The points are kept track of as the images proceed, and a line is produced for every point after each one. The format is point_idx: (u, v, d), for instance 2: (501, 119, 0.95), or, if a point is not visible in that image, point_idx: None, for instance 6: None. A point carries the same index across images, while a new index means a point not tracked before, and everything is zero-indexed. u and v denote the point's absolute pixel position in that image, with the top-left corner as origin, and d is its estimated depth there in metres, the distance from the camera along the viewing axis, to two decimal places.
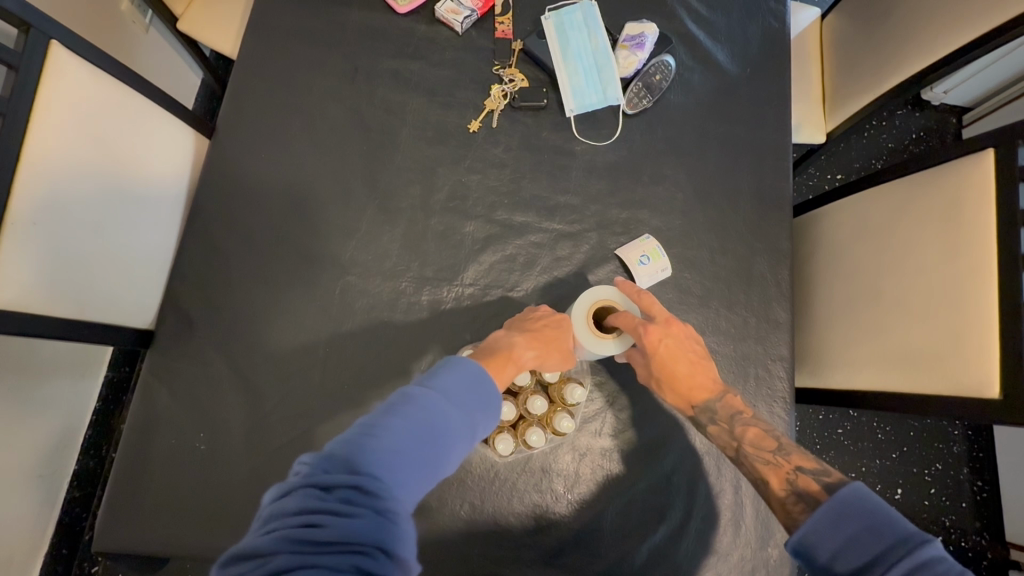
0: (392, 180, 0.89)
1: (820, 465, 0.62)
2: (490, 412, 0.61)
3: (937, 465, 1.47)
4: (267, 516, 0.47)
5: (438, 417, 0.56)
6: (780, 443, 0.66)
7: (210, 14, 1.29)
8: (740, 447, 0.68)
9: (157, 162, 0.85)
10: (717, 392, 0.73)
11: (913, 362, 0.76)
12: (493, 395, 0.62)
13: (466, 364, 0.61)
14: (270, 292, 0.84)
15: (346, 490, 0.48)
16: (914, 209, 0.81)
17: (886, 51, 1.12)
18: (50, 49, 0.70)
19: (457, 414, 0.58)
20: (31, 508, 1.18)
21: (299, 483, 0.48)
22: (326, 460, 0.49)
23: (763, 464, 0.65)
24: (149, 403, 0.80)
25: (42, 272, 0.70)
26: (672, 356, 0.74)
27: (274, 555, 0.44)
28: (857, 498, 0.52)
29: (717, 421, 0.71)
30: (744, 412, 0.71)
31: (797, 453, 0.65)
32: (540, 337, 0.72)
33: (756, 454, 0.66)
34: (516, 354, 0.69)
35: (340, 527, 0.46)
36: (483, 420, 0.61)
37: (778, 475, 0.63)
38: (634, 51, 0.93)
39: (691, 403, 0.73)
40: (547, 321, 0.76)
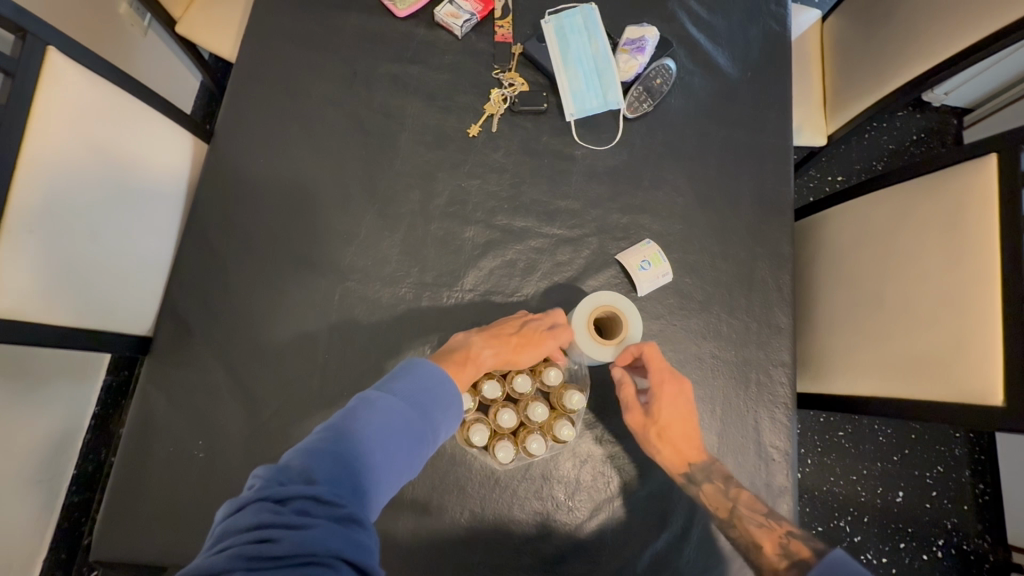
0: (392, 184, 0.89)
1: (801, 531, 0.66)
2: (446, 415, 0.63)
3: (939, 468, 1.47)
4: (221, 535, 0.47)
5: (390, 424, 0.58)
6: (772, 507, 0.70)
7: (209, 18, 1.28)
8: (733, 508, 0.70)
9: (155, 167, 0.85)
10: (709, 452, 0.75)
11: (915, 369, 0.76)
12: (448, 397, 0.63)
13: (419, 369, 0.64)
14: (269, 298, 0.84)
15: (301, 501, 0.48)
16: (916, 215, 0.81)
17: (886, 54, 1.12)
18: (47, 55, 0.69)
19: (413, 419, 0.60)
20: (30, 513, 1.18)
21: (252, 498, 0.48)
22: (280, 473, 0.50)
23: (757, 527, 0.67)
24: (147, 411, 0.79)
25: (39, 280, 0.69)
26: (683, 412, 0.76)
27: (228, 574, 0.44)
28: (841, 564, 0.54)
29: (712, 480, 0.73)
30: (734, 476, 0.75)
31: (786, 518, 0.68)
32: (496, 334, 0.76)
33: (750, 517, 0.69)
34: (474, 353, 0.73)
35: (293, 538, 0.46)
36: (440, 423, 0.62)
37: (771, 539, 0.65)
38: (635, 55, 0.92)
39: (685, 461, 0.75)
40: (506, 320, 0.79)
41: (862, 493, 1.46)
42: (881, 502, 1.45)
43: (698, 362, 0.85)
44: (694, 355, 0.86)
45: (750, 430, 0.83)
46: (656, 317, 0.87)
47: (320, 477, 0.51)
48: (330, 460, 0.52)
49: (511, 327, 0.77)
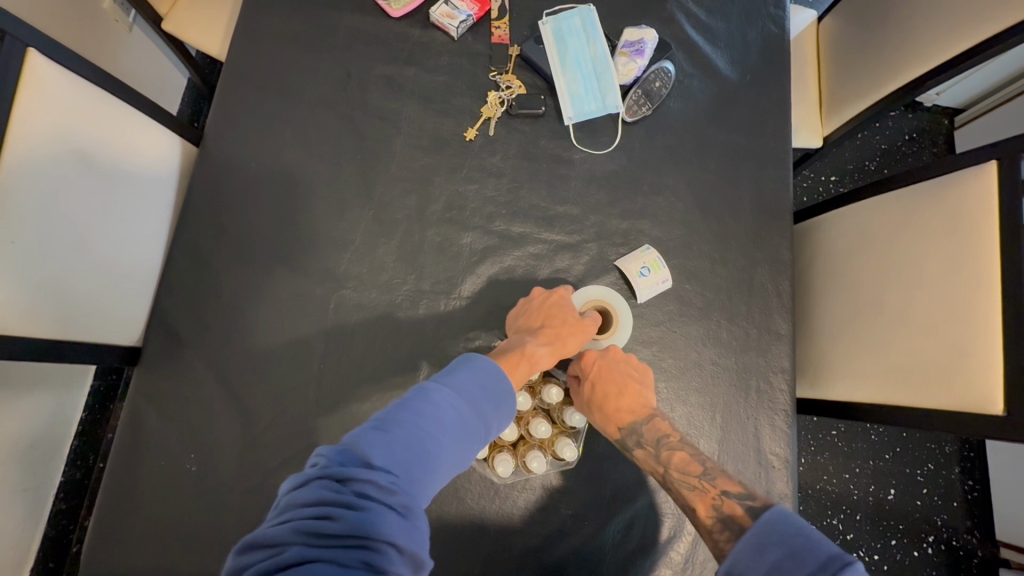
0: (388, 189, 0.87)
1: (745, 488, 0.59)
2: (503, 411, 0.59)
3: (929, 465, 1.49)
4: (283, 507, 0.46)
5: (449, 412, 0.54)
6: (705, 467, 0.63)
7: (196, 14, 1.25)
8: (666, 472, 0.65)
9: (142, 172, 0.82)
10: (645, 414, 0.71)
11: (916, 377, 0.76)
12: (508, 393, 0.60)
13: (481, 361, 0.60)
14: (262, 307, 0.82)
15: (360, 483, 0.46)
16: (918, 221, 0.80)
17: (883, 56, 1.11)
18: (27, 57, 0.66)
19: (471, 411, 0.56)
20: (15, 522, 1.15)
21: (314, 475, 0.46)
22: (340, 453, 0.47)
23: (689, 489, 0.61)
24: (137, 423, 0.77)
25: (22, 294, 0.67)
26: (606, 377, 0.73)
27: (288, 547, 0.43)
28: (780, 521, 0.50)
29: (643, 444, 0.68)
30: (670, 436, 0.68)
31: (722, 476, 0.61)
32: (546, 329, 0.73)
33: (682, 481, 0.63)
34: (528, 349, 0.69)
35: (352, 520, 0.43)
36: (498, 417, 0.59)
37: (703, 502, 0.59)
38: (634, 58, 0.91)
39: (618, 425, 0.71)
40: (537, 310, 0.77)
41: (854, 492, 1.47)
42: (873, 500, 1.47)
43: (698, 369, 0.85)
44: (694, 361, 0.85)
45: (751, 437, 0.83)
46: (656, 323, 0.86)
47: (380, 459, 0.48)
48: (390, 444, 0.49)
49: (547, 317, 0.76)
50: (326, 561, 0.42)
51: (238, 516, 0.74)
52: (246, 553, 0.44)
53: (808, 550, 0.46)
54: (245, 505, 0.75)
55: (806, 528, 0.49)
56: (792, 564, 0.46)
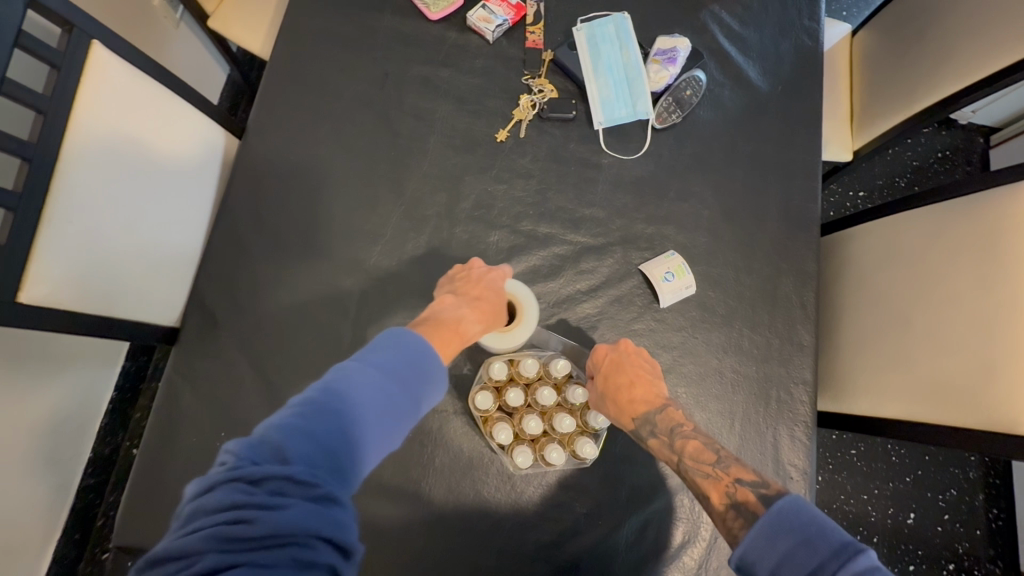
0: (419, 186, 0.90)
1: (759, 477, 0.59)
2: (430, 388, 0.61)
3: (952, 491, 1.47)
4: (189, 515, 0.45)
5: (370, 396, 0.55)
6: (719, 455, 0.63)
7: (240, 12, 1.30)
8: (680, 460, 0.64)
9: (189, 161, 0.86)
10: (659, 404, 0.72)
11: (942, 394, 0.75)
12: (433, 370, 0.62)
13: (401, 341, 0.61)
14: (294, 293, 0.85)
15: (277, 481, 0.46)
16: (949, 237, 0.80)
17: (918, 72, 1.11)
18: (92, 48, 0.71)
19: (395, 392, 0.57)
20: (46, 493, 1.21)
21: (223, 478, 0.46)
22: (254, 451, 0.47)
23: (702, 477, 0.61)
24: (172, 400, 0.80)
25: (79, 272, 0.71)
26: (617, 369, 0.74)
27: (202, 556, 0.42)
28: (793, 509, 0.50)
29: (657, 434, 0.69)
30: (683, 425, 0.69)
31: (736, 464, 0.61)
32: (477, 302, 0.74)
33: (695, 468, 0.62)
34: (464, 324, 0.70)
35: (270, 520, 0.44)
36: (423, 395, 0.61)
37: (717, 489, 0.59)
38: (666, 66, 0.92)
39: (631, 416, 0.71)
40: (472, 281, 0.77)
41: (872, 513, 1.46)
42: (892, 523, 1.45)
43: (719, 376, 0.85)
44: (715, 368, 0.85)
45: (770, 447, 0.82)
46: (678, 328, 0.86)
47: (298, 455, 0.48)
48: (309, 437, 0.50)
49: (478, 291, 0.76)
50: (244, 563, 0.42)
51: None
52: (153, 568, 0.43)
53: (821, 539, 0.47)
54: None
55: (819, 516, 0.49)
56: (806, 552, 0.46)
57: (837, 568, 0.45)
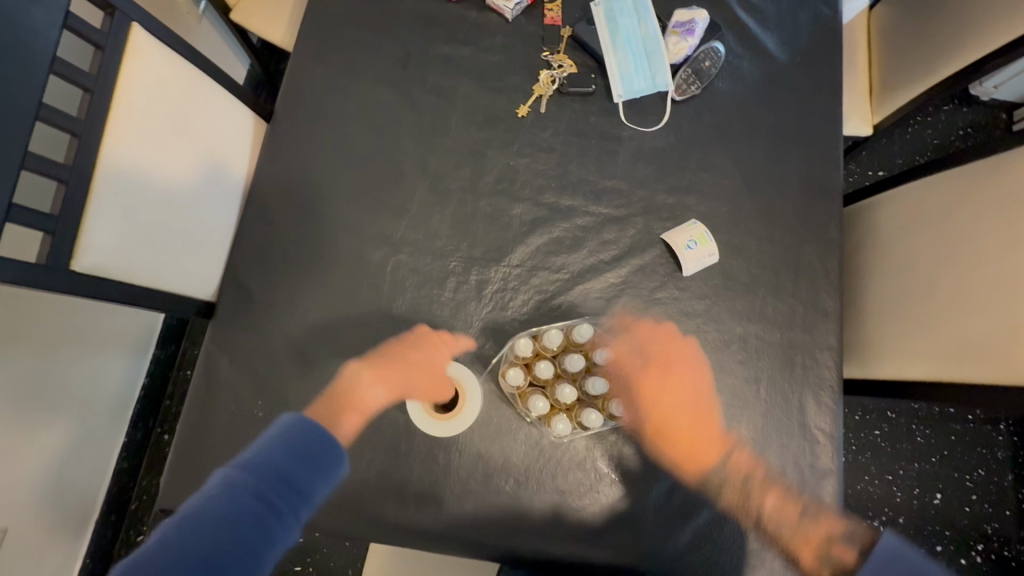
0: (443, 161, 0.91)
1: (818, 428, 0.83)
2: (331, 463, 0.68)
3: (980, 471, 1.46)
4: None
5: (267, 480, 0.63)
6: (805, 507, 0.79)
7: (261, 4, 1.33)
8: (760, 517, 0.79)
9: (220, 142, 0.88)
10: (726, 451, 0.81)
11: (970, 352, 0.74)
12: (329, 447, 0.68)
13: (293, 425, 0.68)
14: (323, 267, 0.87)
15: None
16: (976, 197, 0.79)
17: (940, 42, 1.10)
18: (131, 30, 0.73)
19: (287, 473, 0.64)
20: (82, 474, 1.26)
21: None
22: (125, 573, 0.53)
23: (791, 532, 0.78)
24: (210, 372, 0.83)
25: (123, 246, 0.74)
26: (674, 353, 0.84)
27: None
28: None
29: (729, 493, 0.79)
30: (751, 469, 0.80)
31: (823, 517, 0.78)
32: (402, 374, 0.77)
33: (782, 522, 0.78)
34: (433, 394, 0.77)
35: None
36: (325, 472, 0.67)
37: (809, 547, 0.77)
38: (685, 37, 0.93)
39: (697, 471, 0.80)
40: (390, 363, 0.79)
41: (898, 494, 1.46)
42: (917, 504, 1.45)
43: (743, 342, 0.86)
44: (739, 335, 0.86)
45: (795, 411, 0.83)
46: (701, 296, 0.87)
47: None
48: (186, 547, 0.56)
49: (403, 368, 0.78)
50: None
51: None
52: None
53: None
54: None
55: None
56: None
57: None
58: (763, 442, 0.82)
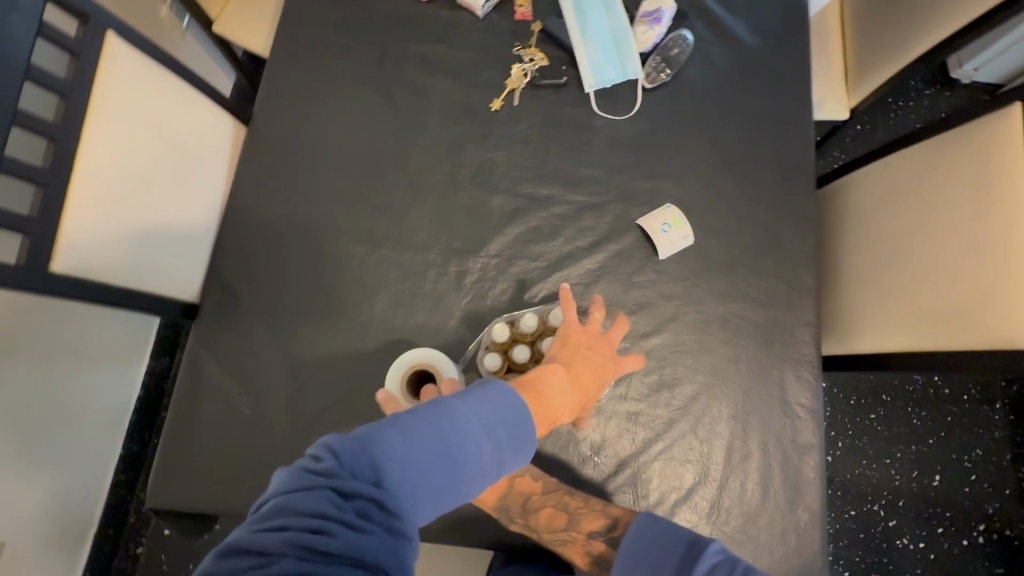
0: (419, 157, 0.93)
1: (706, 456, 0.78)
2: (520, 456, 0.58)
3: (978, 451, 1.46)
4: (276, 509, 0.45)
5: (506, 429, 0.56)
6: None
7: (243, 15, 1.36)
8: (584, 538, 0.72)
9: (199, 146, 0.90)
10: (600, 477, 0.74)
11: (943, 320, 0.75)
12: (527, 433, 0.58)
13: (507, 395, 0.58)
14: (305, 265, 0.88)
15: (363, 502, 0.46)
16: (942, 168, 0.80)
17: (909, 23, 1.12)
18: (107, 38, 0.75)
19: (490, 451, 0.55)
20: (79, 486, 1.26)
21: (323, 479, 0.46)
22: (353, 461, 0.48)
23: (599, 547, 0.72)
24: (195, 371, 0.84)
25: (103, 247, 0.75)
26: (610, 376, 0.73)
27: (279, 558, 0.42)
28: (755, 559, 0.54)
29: (514, 520, 0.75)
30: (534, 494, 0.75)
31: None
32: (576, 389, 0.66)
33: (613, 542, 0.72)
34: (557, 411, 0.63)
35: (348, 539, 0.43)
36: (512, 461, 0.57)
37: (590, 556, 0.72)
38: (652, 26, 0.95)
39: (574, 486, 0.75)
40: (584, 353, 0.70)
41: (896, 478, 1.46)
42: (916, 486, 1.45)
43: (722, 322, 0.86)
44: (718, 315, 0.86)
45: (776, 388, 0.83)
46: (678, 278, 0.88)
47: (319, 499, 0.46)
48: (408, 463, 0.50)
49: (581, 363, 0.69)
50: (289, 556, 0.42)
51: (286, 454, 0.81)
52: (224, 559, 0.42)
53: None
54: (292, 443, 0.81)
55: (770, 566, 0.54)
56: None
57: None
58: (745, 422, 0.82)
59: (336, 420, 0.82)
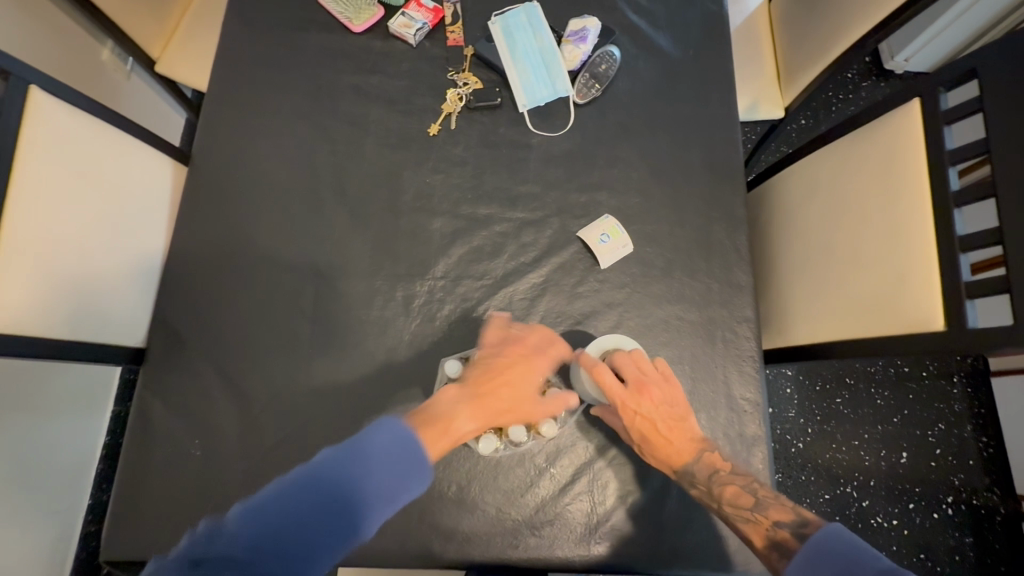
0: (360, 186, 0.94)
1: (793, 514, 0.68)
2: (401, 482, 0.60)
3: (940, 425, 1.51)
4: None
5: (377, 465, 0.59)
6: (757, 499, 0.71)
7: (186, 54, 1.36)
8: (722, 506, 0.72)
9: (137, 192, 0.90)
10: (695, 452, 0.76)
11: (865, 308, 0.78)
12: (409, 463, 0.60)
13: (387, 430, 0.61)
14: (252, 301, 0.89)
15: (217, 568, 0.52)
16: (855, 164, 0.85)
17: (829, 25, 1.18)
18: (30, 92, 0.76)
19: (363, 486, 0.58)
20: (46, 545, 1.22)
21: (185, 552, 0.53)
22: (214, 532, 0.54)
23: (744, 523, 0.70)
24: (145, 417, 0.84)
25: (38, 300, 0.75)
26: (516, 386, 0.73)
27: None
28: (831, 540, 0.59)
29: (697, 484, 0.74)
30: (723, 470, 0.75)
31: (775, 507, 0.70)
32: (483, 400, 0.70)
33: (737, 515, 0.71)
34: (457, 421, 0.67)
35: None
36: (395, 489, 0.60)
37: (758, 533, 0.68)
38: (578, 45, 0.98)
39: (672, 466, 0.75)
40: (501, 371, 0.74)
41: (865, 458, 1.50)
42: (885, 465, 1.49)
43: (665, 325, 0.89)
44: (661, 318, 0.89)
45: (720, 384, 0.86)
46: (620, 286, 0.90)
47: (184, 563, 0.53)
48: (263, 524, 0.54)
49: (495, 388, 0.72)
50: None
51: (242, 493, 0.80)
52: None
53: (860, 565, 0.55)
54: (247, 481, 0.81)
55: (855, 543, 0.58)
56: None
57: None
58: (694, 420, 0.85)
59: (290, 455, 0.82)
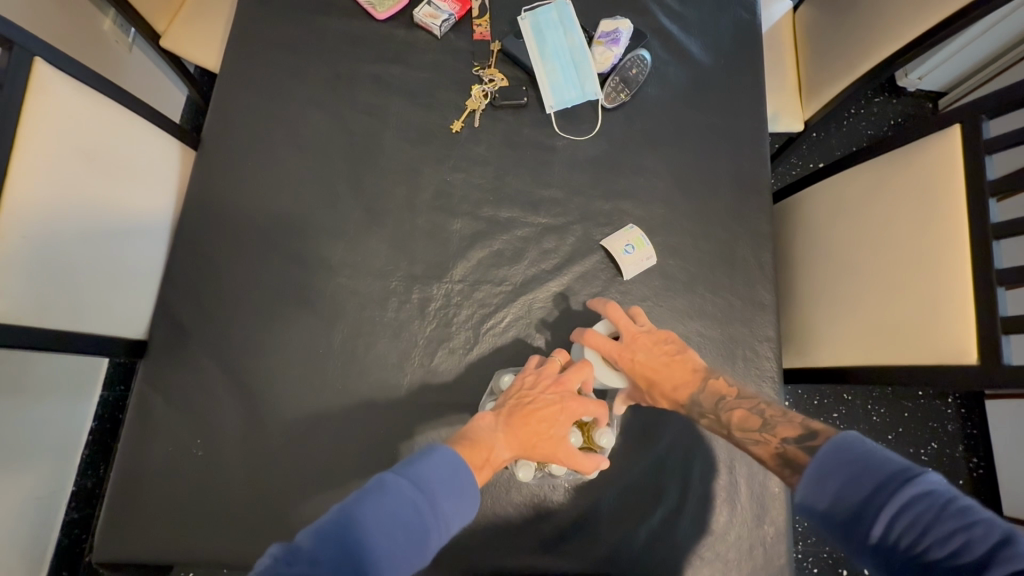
0: (378, 181, 0.91)
1: (803, 429, 0.62)
2: (462, 505, 0.57)
3: (933, 445, 1.52)
4: None
5: (438, 488, 0.56)
6: (766, 419, 0.65)
7: (193, 29, 1.30)
8: (731, 432, 0.67)
9: (143, 176, 0.86)
10: (699, 382, 0.72)
11: (893, 336, 0.77)
12: (469, 485, 0.58)
13: (443, 454, 0.59)
14: (260, 295, 0.85)
15: None
16: (888, 186, 0.83)
17: (857, 40, 1.16)
18: (34, 65, 0.71)
19: (427, 512, 0.55)
20: (28, 534, 1.17)
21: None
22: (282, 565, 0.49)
23: (754, 444, 0.64)
24: (145, 412, 0.80)
25: (37, 287, 0.71)
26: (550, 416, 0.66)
27: None
28: (840, 449, 0.54)
29: (706, 414, 0.70)
30: (729, 396, 0.70)
31: (783, 424, 0.64)
32: (518, 428, 0.64)
33: (746, 437, 0.65)
34: (495, 452, 0.63)
35: None
36: (455, 514, 0.57)
37: (768, 451, 0.62)
38: (610, 47, 0.95)
39: (678, 400, 0.72)
40: (539, 402, 0.67)
41: None
42: None
43: (686, 341, 0.87)
44: (682, 333, 0.87)
45: None
46: (641, 298, 0.88)
47: None
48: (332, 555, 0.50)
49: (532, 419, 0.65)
50: None
51: (245, 496, 0.77)
52: None
53: (873, 470, 0.51)
54: (250, 484, 0.78)
55: (868, 447, 0.53)
56: (853, 489, 0.51)
57: (892, 490, 0.49)
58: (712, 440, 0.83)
59: (296, 458, 0.79)
